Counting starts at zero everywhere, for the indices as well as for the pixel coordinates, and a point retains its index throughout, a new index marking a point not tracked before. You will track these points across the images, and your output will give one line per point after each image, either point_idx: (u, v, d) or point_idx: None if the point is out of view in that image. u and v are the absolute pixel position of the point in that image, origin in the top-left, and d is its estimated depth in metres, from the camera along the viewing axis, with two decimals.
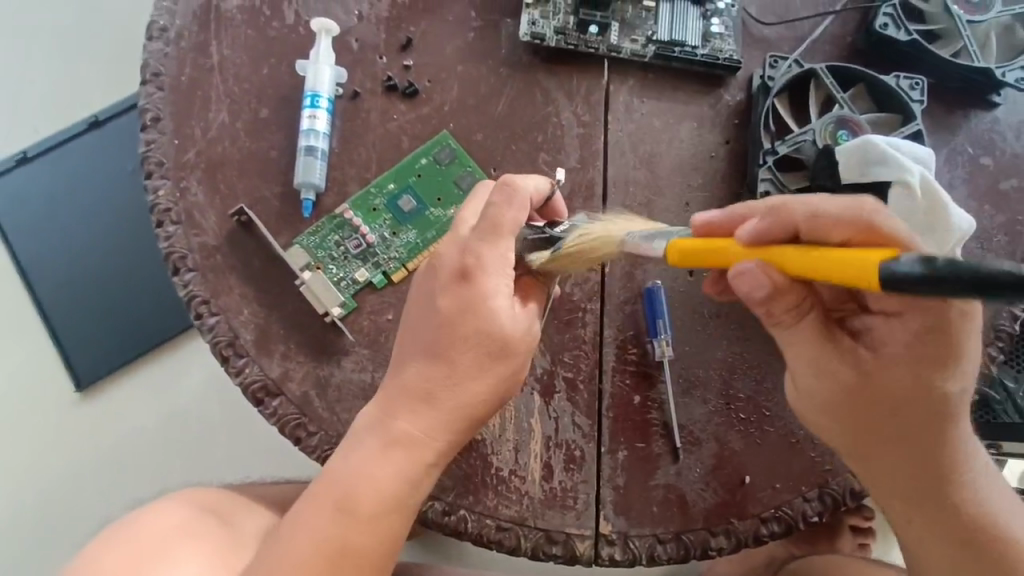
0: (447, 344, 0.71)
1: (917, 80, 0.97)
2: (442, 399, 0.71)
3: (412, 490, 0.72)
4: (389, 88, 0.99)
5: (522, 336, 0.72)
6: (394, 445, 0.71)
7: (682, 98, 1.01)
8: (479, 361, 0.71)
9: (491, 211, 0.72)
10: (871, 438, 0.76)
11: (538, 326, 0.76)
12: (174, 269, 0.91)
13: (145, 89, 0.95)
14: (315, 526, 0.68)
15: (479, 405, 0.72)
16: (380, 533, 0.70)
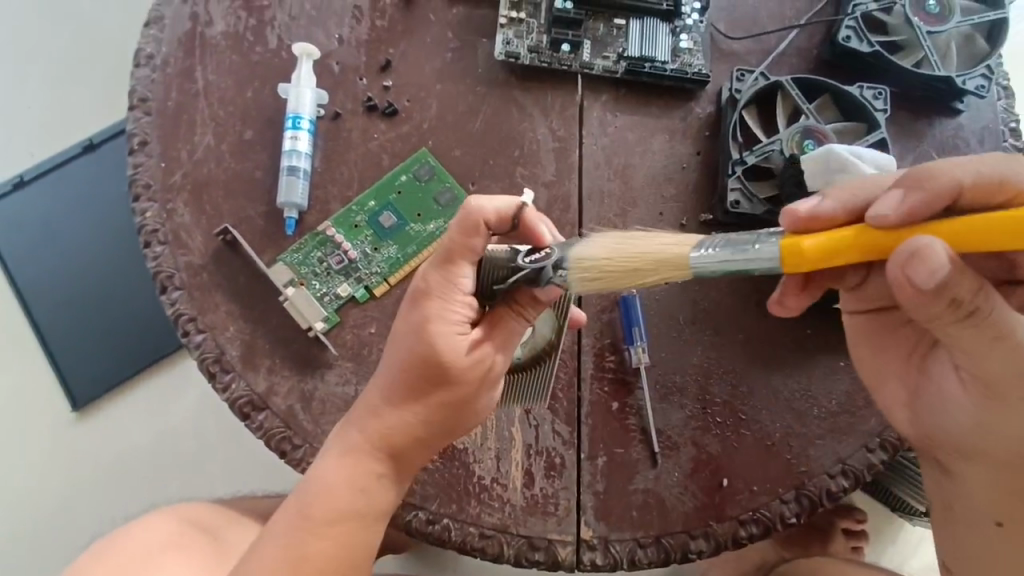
0: (402, 366, 0.72)
1: (880, 90, 1.00)
2: (400, 418, 0.73)
3: (378, 499, 0.74)
4: (370, 108, 1.02)
5: (465, 363, 0.72)
6: (349, 456, 0.73)
7: (654, 112, 1.04)
8: (432, 385, 0.72)
9: (445, 242, 0.72)
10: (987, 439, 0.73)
11: (489, 358, 0.73)
12: (161, 288, 0.93)
13: (133, 114, 0.98)
14: (292, 540, 0.71)
15: (420, 427, 0.73)
16: (341, 541, 0.71)
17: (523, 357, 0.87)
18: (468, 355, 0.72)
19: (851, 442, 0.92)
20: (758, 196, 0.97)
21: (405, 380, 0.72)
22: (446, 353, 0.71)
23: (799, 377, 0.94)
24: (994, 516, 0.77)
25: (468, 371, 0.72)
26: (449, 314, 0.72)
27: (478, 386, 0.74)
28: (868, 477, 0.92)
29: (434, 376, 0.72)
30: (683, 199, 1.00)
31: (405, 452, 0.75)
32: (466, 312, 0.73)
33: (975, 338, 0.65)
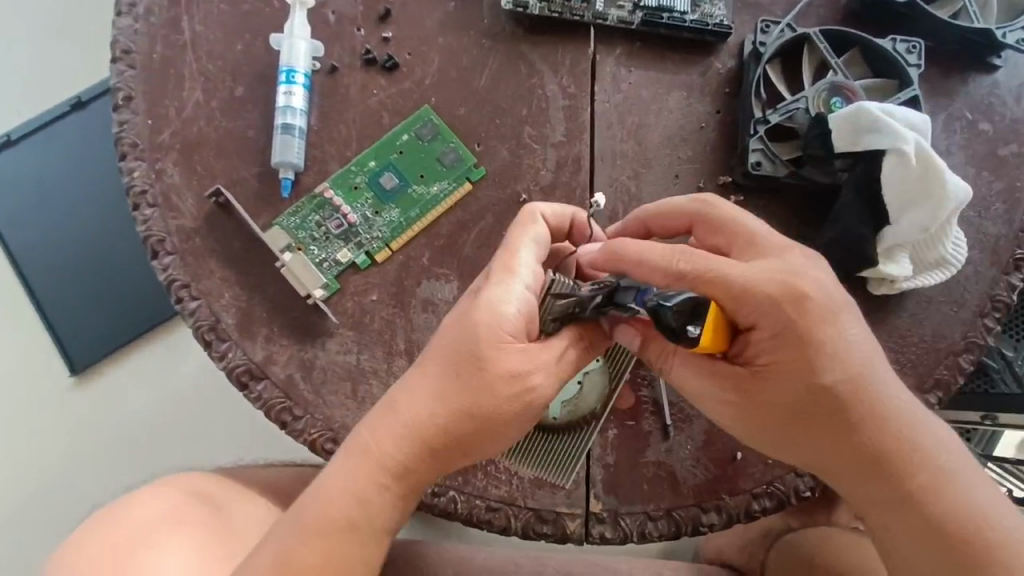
0: (438, 368, 0.68)
1: (914, 44, 0.94)
2: (422, 425, 0.68)
3: (380, 509, 0.68)
4: (368, 62, 0.95)
5: (507, 375, 0.67)
6: (358, 459, 0.68)
7: (670, 67, 0.97)
8: (463, 393, 0.67)
9: (509, 236, 0.74)
10: (830, 449, 0.70)
11: (535, 376, 0.68)
12: (152, 253, 0.89)
13: (116, 67, 0.92)
14: (290, 537, 0.67)
15: (443, 434, 0.68)
16: (331, 552, 0.66)
17: (560, 420, 0.84)
18: (508, 364, 0.67)
19: None
20: (780, 157, 0.91)
21: (441, 381, 0.68)
22: (486, 358, 0.67)
23: None
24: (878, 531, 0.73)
25: (502, 383, 0.67)
26: (508, 307, 0.68)
27: (507, 408, 0.68)
28: None
29: (468, 383, 0.67)
30: (700, 161, 0.95)
31: (419, 469, 0.69)
32: (520, 311, 0.69)
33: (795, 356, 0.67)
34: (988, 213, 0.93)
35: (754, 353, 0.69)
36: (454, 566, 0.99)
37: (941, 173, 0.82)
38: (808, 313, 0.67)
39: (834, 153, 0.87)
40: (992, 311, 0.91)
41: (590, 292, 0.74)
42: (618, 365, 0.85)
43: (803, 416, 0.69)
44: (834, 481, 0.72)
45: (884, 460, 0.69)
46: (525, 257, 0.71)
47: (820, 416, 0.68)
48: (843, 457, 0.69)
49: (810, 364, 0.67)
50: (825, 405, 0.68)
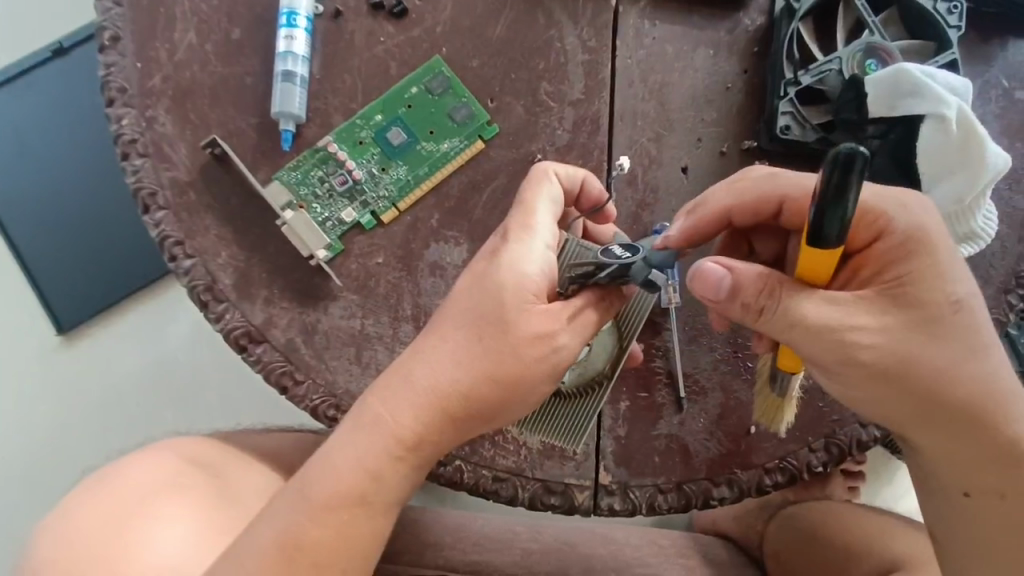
0: (459, 332, 0.65)
1: (956, 3, 0.88)
2: (442, 394, 0.64)
3: (391, 482, 0.66)
4: (375, 7, 0.89)
5: (531, 340, 0.65)
6: (369, 426, 0.65)
7: (696, 22, 0.92)
8: (484, 357, 0.64)
9: (526, 192, 0.70)
10: (954, 381, 0.65)
11: (559, 338, 0.66)
12: (143, 207, 0.83)
13: (102, 4, 0.86)
14: (295, 512, 0.64)
15: (461, 402, 0.65)
16: (339, 522, 0.64)
17: (569, 385, 0.79)
18: (531, 327, 0.65)
19: None
20: (810, 122, 0.87)
21: (460, 344, 0.65)
22: (512, 322, 0.64)
23: None
24: (962, 486, 0.72)
25: (527, 348, 0.64)
26: (531, 267, 0.66)
27: (533, 375, 0.65)
28: None
29: (493, 349, 0.64)
30: (724, 124, 0.90)
31: (438, 437, 0.66)
32: (541, 271, 0.66)
33: (922, 277, 0.64)
34: (1020, 186, 0.90)
35: (877, 268, 0.65)
36: (454, 534, 0.98)
37: (982, 140, 0.79)
38: (936, 233, 0.65)
39: (868, 117, 0.83)
40: (1016, 287, 0.88)
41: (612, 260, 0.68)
42: (630, 317, 0.78)
43: (927, 341, 0.64)
44: (946, 426, 0.67)
45: (1000, 403, 0.67)
46: (543, 214, 0.68)
47: (950, 337, 0.65)
48: (961, 390, 0.66)
49: (938, 283, 0.64)
50: (955, 323, 0.65)
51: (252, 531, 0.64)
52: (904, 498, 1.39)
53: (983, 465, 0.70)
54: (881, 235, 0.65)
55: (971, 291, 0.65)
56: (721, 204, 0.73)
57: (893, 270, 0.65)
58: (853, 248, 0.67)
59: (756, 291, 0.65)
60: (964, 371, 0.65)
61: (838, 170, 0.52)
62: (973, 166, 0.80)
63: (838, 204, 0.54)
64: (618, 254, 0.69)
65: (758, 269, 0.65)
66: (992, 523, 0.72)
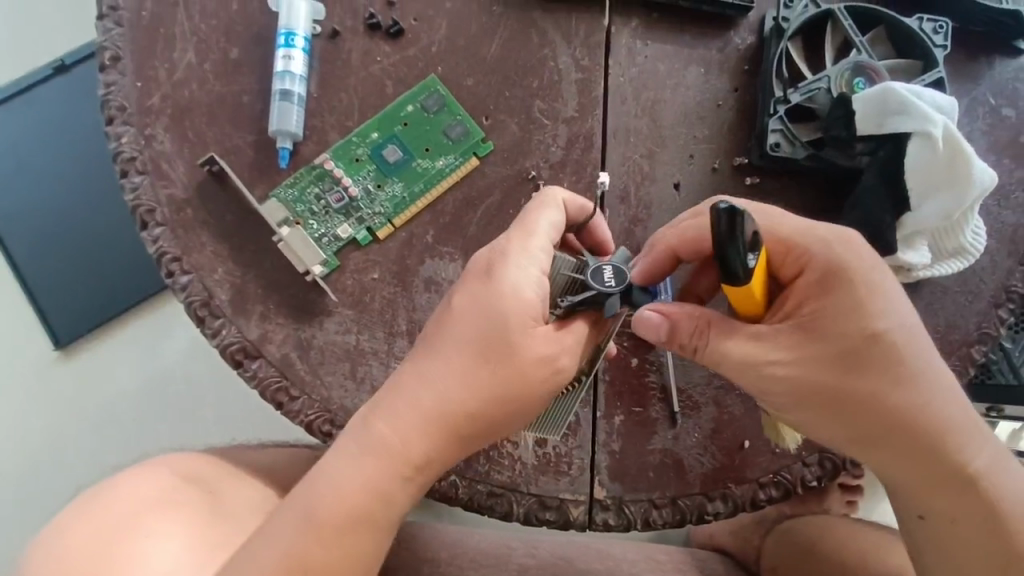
0: (462, 354, 0.65)
1: (942, 24, 0.90)
2: (446, 413, 0.65)
3: (397, 501, 0.66)
4: (372, 27, 0.90)
5: (536, 362, 0.66)
6: (372, 449, 0.65)
7: (687, 41, 0.94)
8: (489, 379, 0.65)
9: (526, 213, 0.71)
10: (882, 409, 0.66)
11: (560, 360, 0.67)
12: (141, 223, 0.84)
13: (102, 24, 0.87)
14: (297, 532, 0.63)
15: (463, 420, 0.66)
16: (341, 543, 0.64)
17: None
18: (534, 350, 0.66)
19: None
20: (800, 139, 0.88)
21: (463, 367, 0.65)
22: (516, 347, 0.65)
23: None
24: (918, 511, 0.71)
25: (532, 370, 0.66)
26: (527, 292, 0.66)
27: (537, 396, 0.67)
28: None
29: (499, 372, 0.65)
30: (716, 141, 0.92)
31: (441, 457, 0.67)
32: (537, 295, 0.67)
33: (841, 309, 0.65)
34: (1008, 202, 0.91)
35: (799, 301, 0.67)
36: (450, 550, 0.98)
37: (967, 157, 0.80)
38: (859, 264, 0.66)
39: (857, 135, 0.84)
40: (1006, 302, 0.89)
41: (597, 285, 0.70)
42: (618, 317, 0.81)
43: (848, 371, 0.65)
44: (880, 451, 0.68)
45: (938, 430, 0.67)
46: (542, 238, 0.69)
47: (873, 368, 0.65)
48: (890, 417, 0.66)
49: (858, 314, 0.65)
50: (878, 353, 0.65)
51: (250, 547, 0.64)
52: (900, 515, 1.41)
53: (932, 492, 0.69)
54: (803, 269, 0.67)
55: (894, 323, 0.65)
56: (671, 241, 0.74)
57: (817, 301, 0.66)
58: (782, 280, 0.69)
59: (690, 333, 0.68)
60: (892, 399, 0.66)
61: (724, 223, 0.55)
62: (959, 184, 0.81)
63: (736, 244, 0.56)
64: (606, 278, 0.70)
65: (692, 309, 0.69)
66: (954, 548, 0.69)
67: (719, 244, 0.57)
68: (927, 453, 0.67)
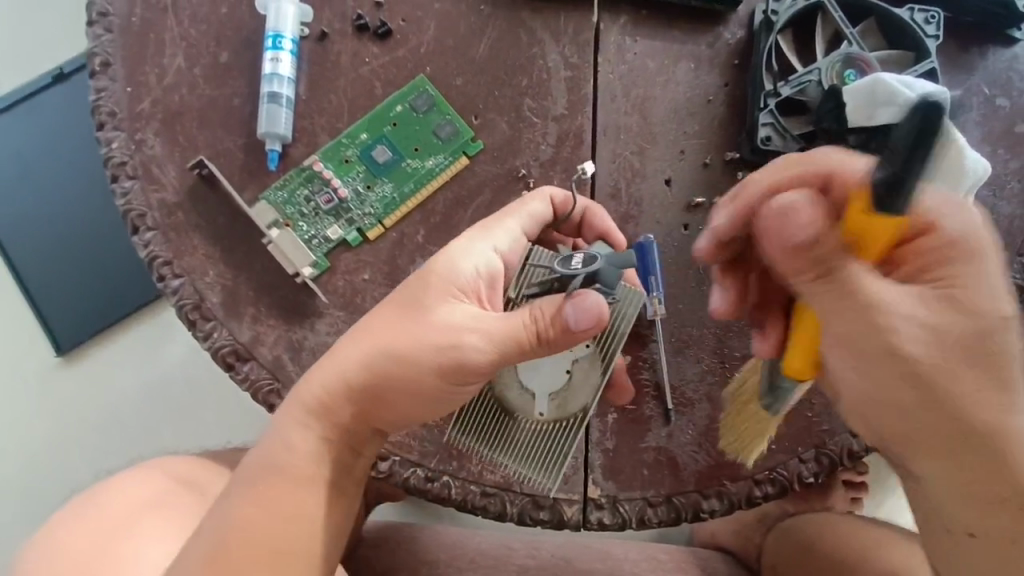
0: (381, 313, 0.67)
1: (933, 13, 0.90)
2: (358, 373, 0.66)
3: (315, 458, 0.67)
4: (360, 28, 0.91)
5: (440, 327, 0.65)
6: (296, 405, 0.67)
7: (677, 37, 0.93)
8: (394, 337, 0.65)
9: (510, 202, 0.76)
10: (960, 397, 0.62)
11: (465, 335, 0.64)
12: (133, 228, 0.84)
13: (92, 30, 0.87)
14: (234, 491, 0.65)
15: (370, 382, 0.66)
16: (264, 499, 0.65)
17: (547, 417, 0.77)
18: (441, 313, 0.65)
19: None
20: (791, 132, 0.88)
21: (377, 325, 0.66)
22: (421, 314, 0.65)
23: None
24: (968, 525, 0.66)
25: (434, 334, 0.64)
26: (463, 264, 0.68)
27: (440, 369, 0.65)
28: None
29: (404, 332, 0.65)
30: (707, 136, 0.91)
31: (340, 420, 0.67)
32: (475, 269, 0.68)
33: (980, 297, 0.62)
34: (1004, 192, 0.90)
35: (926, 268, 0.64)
36: (450, 552, 0.98)
37: (961, 150, 0.76)
38: (972, 245, 0.63)
39: (847, 125, 0.83)
40: None
41: (560, 268, 0.67)
42: (610, 336, 0.75)
43: (953, 351, 0.62)
44: (949, 454, 0.64)
45: (1006, 431, 0.63)
46: (507, 223, 0.72)
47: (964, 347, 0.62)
48: (966, 410, 0.62)
49: (960, 301, 0.62)
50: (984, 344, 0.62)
51: (210, 527, 0.64)
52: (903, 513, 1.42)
53: (986, 503, 0.64)
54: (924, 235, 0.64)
55: (1007, 312, 0.63)
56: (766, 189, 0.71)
57: (931, 272, 0.64)
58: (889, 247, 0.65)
59: (804, 259, 0.61)
60: (970, 389, 0.62)
61: (930, 119, 0.48)
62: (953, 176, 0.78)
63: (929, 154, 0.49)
64: (575, 261, 0.67)
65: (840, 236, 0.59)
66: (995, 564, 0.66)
67: (895, 148, 0.50)
68: (998, 452, 0.63)
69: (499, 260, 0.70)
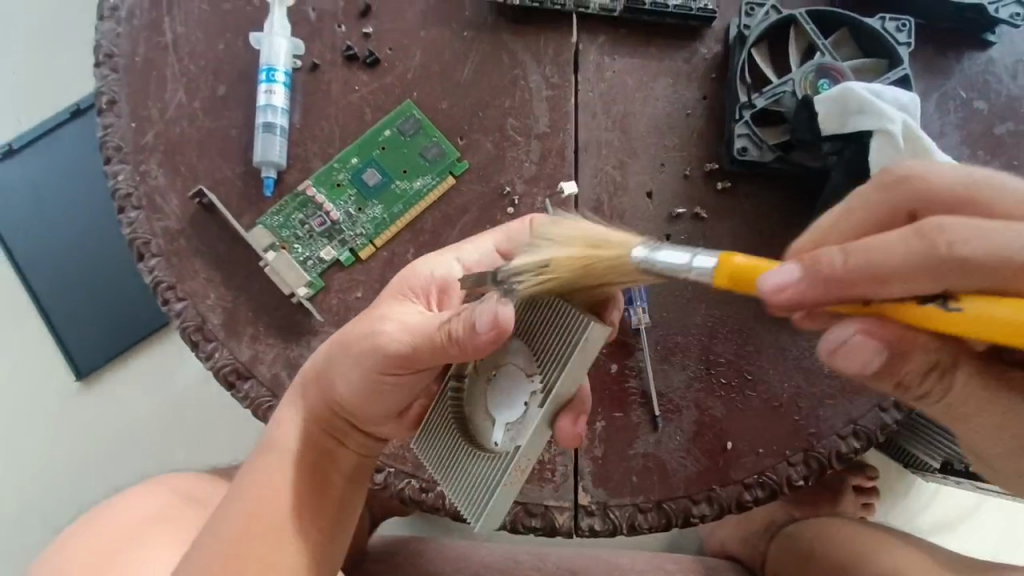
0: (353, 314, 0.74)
1: (904, 21, 0.92)
2: (321, 361, 0.71)
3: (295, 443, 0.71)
4: (349, 58, 0.95)
5: (376, 316, 0.68)
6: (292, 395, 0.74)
7: (655, 54, 0.96)
8: (345, 328, 0.70)
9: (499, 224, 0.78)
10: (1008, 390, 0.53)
11: (387, 326, 0.66)
12: (139, 255, 0.89)
13: (99, 71, 0.93)
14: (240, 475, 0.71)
15: (327, 369, 0.70)
16: (257, 479, 0.69)
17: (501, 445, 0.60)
18: (382, 306, 0.69)
19: (863, 402, 0.88)
20: (767, 142, 0.90)
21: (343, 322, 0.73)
22: (375, 305, 0.71)
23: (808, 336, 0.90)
24: None
25: (365, 323, 0.68)
26: (422, 266, 0.72)
27: (365, 360, 0.66)
28: (879, 437, 0.88)
29: (351, 325, 0.70)
30: (686, 148, 0.94)
31: (310, 404, 0.72)
32: (431, 273, 0.71)
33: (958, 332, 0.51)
34: None
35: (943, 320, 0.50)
36: (455, 563, 1.00)
37: (928, 149, 0.79)
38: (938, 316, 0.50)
39: (820, 135, 0.85)
40: None
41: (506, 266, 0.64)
42: (551, 366, 0.56)
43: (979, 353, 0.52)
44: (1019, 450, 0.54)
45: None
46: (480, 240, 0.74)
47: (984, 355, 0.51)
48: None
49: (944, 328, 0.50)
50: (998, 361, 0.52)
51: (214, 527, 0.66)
52: (915, 518, 1.40)
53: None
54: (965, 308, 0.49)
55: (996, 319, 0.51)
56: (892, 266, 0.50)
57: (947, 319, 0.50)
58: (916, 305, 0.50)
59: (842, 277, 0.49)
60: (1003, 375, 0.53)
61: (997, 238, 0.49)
62: None
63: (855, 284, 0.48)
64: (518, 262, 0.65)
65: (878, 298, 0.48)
66: None
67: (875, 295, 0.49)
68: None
69: (459, 270, 0.72)
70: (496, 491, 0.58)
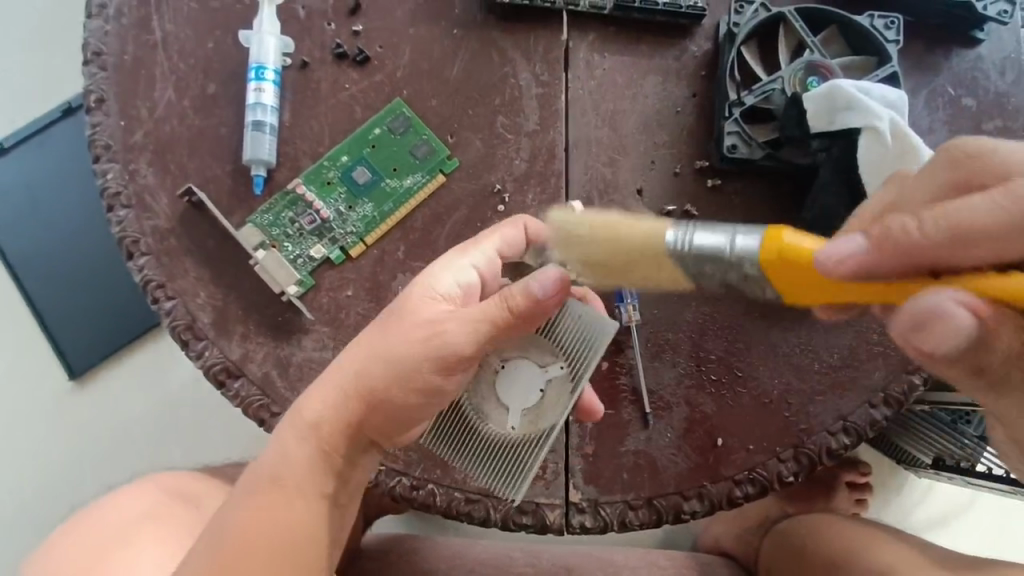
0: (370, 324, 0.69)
1: (893, 19, 0.92)
2: (364, 378, 0.66)
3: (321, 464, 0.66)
4: (339, 56, 0.95)
5: (432, 322, 0.66)
6: (319, 409, 0.66)
7: (644, 51, 0.96)
8: (388, 338, 0.66)
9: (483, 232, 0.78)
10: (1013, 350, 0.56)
11: (453, 329, 0.65)
12: (128, 254, 0.89)
13: (87, 69, 0.93)
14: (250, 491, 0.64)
15: (374, 385, 0.65)
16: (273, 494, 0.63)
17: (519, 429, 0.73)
18: (430, 311, 0.67)
19: (852, 398, 0.88)
20: (756, 140, 0.90)
21: (369, 332, 0.68)
22: (410, 316, 0.67)
23: (798, 332, 0.90)
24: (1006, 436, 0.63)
25: (420, 330, 0.66)
26: (442, 278, 0.70)
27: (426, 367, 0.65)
28: (869, 434, 0.88)
29: (393, 335, 0.66)
30: (676, 146, 0.94)
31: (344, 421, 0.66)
32: (457, 285, 0.71)
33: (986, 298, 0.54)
34: None
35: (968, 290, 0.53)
36: (448, 561, 1.00)
37: (915, 150, 0.79)
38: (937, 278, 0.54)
39: (809, 132, 0.85)
40: None
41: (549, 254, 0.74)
42: (577, 360, 0.72)
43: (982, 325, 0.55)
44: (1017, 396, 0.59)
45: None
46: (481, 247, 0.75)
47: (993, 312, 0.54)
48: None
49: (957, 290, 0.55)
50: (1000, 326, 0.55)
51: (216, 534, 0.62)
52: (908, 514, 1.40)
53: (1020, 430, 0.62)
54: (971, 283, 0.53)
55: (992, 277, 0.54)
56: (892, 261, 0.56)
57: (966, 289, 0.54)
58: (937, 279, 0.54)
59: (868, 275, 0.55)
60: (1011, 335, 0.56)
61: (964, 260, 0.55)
62: None
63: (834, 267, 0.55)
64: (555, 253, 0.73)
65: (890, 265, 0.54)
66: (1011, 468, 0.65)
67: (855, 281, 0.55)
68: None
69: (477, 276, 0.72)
70: (528, 466, 0.71)
